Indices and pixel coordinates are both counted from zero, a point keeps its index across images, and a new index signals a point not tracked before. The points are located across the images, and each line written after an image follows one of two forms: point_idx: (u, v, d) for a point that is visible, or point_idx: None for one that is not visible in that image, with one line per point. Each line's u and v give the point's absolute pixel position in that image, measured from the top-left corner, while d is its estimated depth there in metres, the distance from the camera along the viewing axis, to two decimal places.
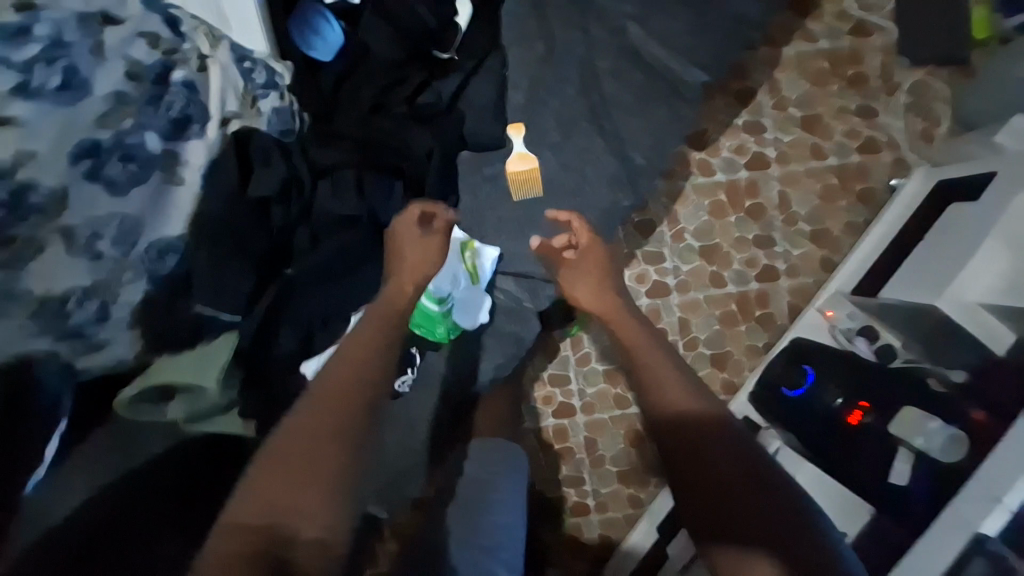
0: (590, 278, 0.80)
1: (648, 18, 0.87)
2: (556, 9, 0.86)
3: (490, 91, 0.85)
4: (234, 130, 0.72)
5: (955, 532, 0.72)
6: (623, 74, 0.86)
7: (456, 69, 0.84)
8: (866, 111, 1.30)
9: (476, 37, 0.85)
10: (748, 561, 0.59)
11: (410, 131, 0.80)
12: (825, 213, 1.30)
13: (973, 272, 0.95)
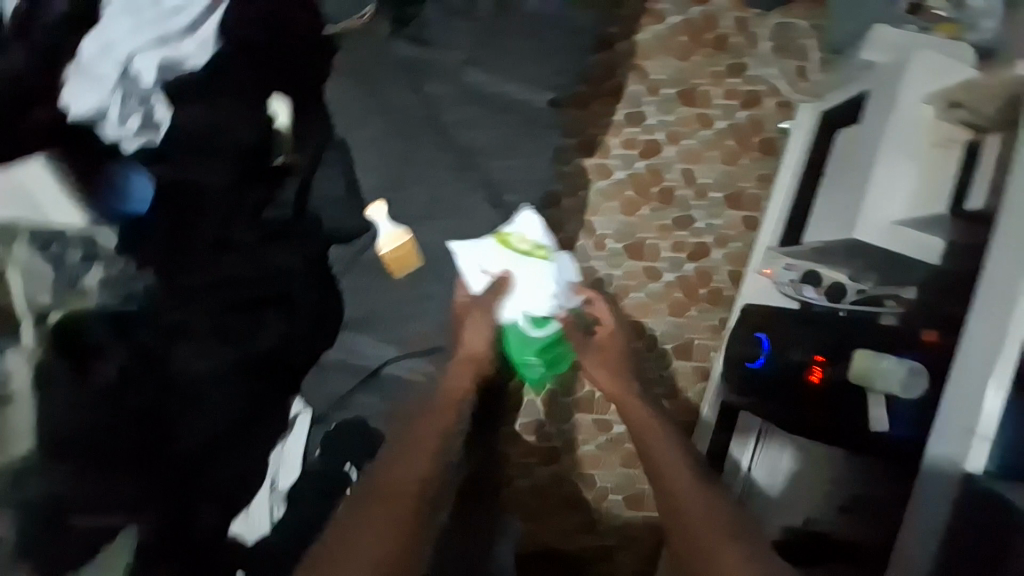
0: (602, 363, 0.82)
1: (480, 56, 0.83)
2: (382, 78, 0.83)
3: (342, 182, 0.82)
4: (58, 321, 0.72)
5: (938, 478, 0.68)
6: (473, 118, 0.83)
7: (296, 172, 0.80)
8: (737, 68, 1.31)
9: (308, 130, 0.81)
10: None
11: (264, 255, 0.76)
12: (733, 176, 1.30)
13: (877, 193, 0.93)
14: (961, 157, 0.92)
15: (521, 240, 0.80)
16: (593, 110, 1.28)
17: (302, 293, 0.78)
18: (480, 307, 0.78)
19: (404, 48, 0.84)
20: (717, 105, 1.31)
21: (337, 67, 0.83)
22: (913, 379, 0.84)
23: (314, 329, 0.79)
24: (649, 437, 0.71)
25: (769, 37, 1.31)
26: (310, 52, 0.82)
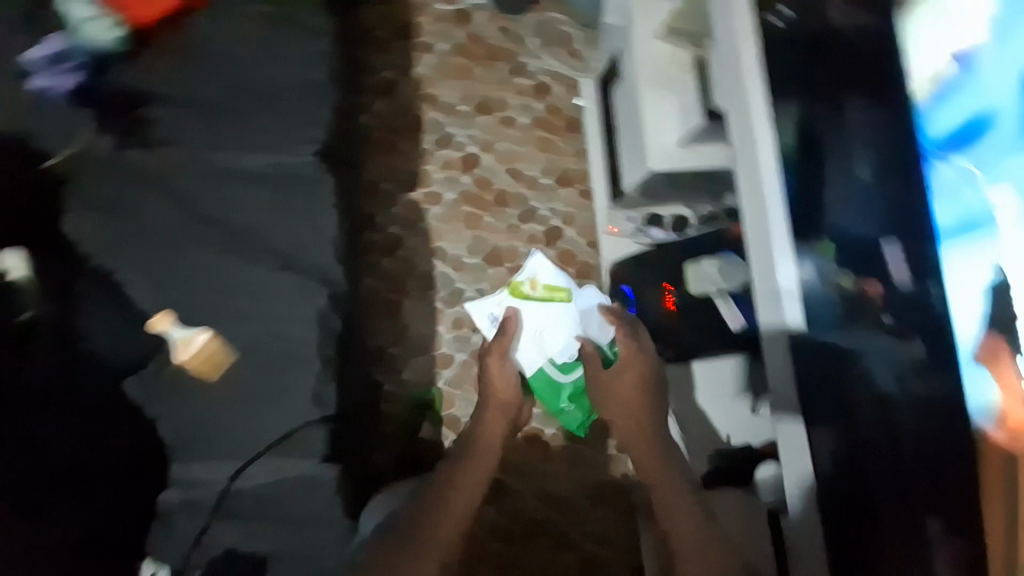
0: (624, 386, 0.95)
1: (228, 138, 0.83)
2: (129, 196, 0.79)
3: (117, 315, 0.75)
4: None
5: (776, 341, 0.75)
6: (243, 198, 0.81)
7: (58, 326, 0.73)
8: (518, 70, 1.40)
9: (61, 278, 0.75)
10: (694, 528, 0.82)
11: (34, 434, 0.69)
12: (554, 161, 1.36)
13: (652, 125, 1.00)
14: (701, 69, 1.00)
15: (531, 286, 1.08)
16: (399, 150, 1.30)
17: (98, 453, 0.71)
18: (496, 348, 1.00)
19: (149, 161, 0.81)
20: (514, 106, 1.38)
21: (78, 203, 0.79)
22: (726, 268, 1.00)
23: (128, 483, 0.71)
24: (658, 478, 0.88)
25: (532, 35, 1.42)
26: (45, 201, 0.78)
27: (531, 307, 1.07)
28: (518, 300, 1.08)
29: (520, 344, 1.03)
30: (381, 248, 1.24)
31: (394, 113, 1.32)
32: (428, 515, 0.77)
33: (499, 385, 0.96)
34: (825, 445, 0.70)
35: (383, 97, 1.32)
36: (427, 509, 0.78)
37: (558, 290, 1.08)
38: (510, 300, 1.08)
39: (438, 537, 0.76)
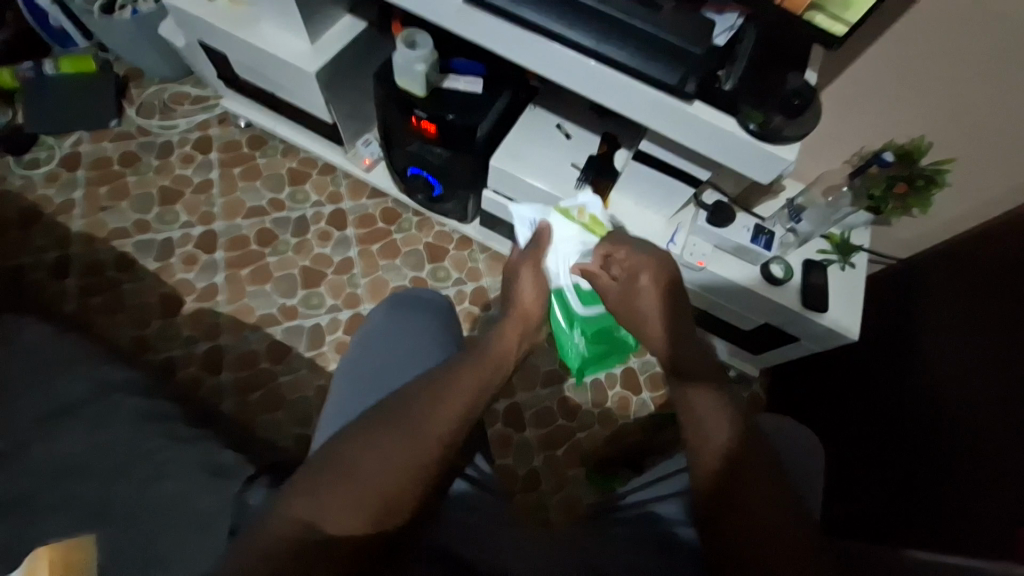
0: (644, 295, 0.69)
1: None
2: None
3: None
4: None
5: (474, 18, 0.68)
6: None
7: None
8: (167, 149, 1.26)
9: None
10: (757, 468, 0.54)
11: None
12: (272, 175, 1.26)
13: (281, 50, 0.97)
14: None
15: (579, 212, 0.84)
16: (135, 298, 1.11)
17: None
18: (530, 259, 0.79)
19: None
20: (195, 173, 1.24)
21: None
22: (408, 76, 0.86)
23: None
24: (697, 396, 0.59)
25: (147, 117, 1.29)
26: None
27: (568, 231, 0.82)
28: (556, 216, 0.83)
29: (552, 266, 0.81)
30: (207, 374, 1.06)
31: (95, 280, 1.12)
32: (419, 400, 0.59)
33: (528, 300, 0.76)
34: (585, 41, 0.64)
35: (66, 274, 1.12)
36: (418, 406, 0.58)
37: (603, 226, 0.83)
38: (552, 214, 0.84)
39: (391, 455, 0.54)
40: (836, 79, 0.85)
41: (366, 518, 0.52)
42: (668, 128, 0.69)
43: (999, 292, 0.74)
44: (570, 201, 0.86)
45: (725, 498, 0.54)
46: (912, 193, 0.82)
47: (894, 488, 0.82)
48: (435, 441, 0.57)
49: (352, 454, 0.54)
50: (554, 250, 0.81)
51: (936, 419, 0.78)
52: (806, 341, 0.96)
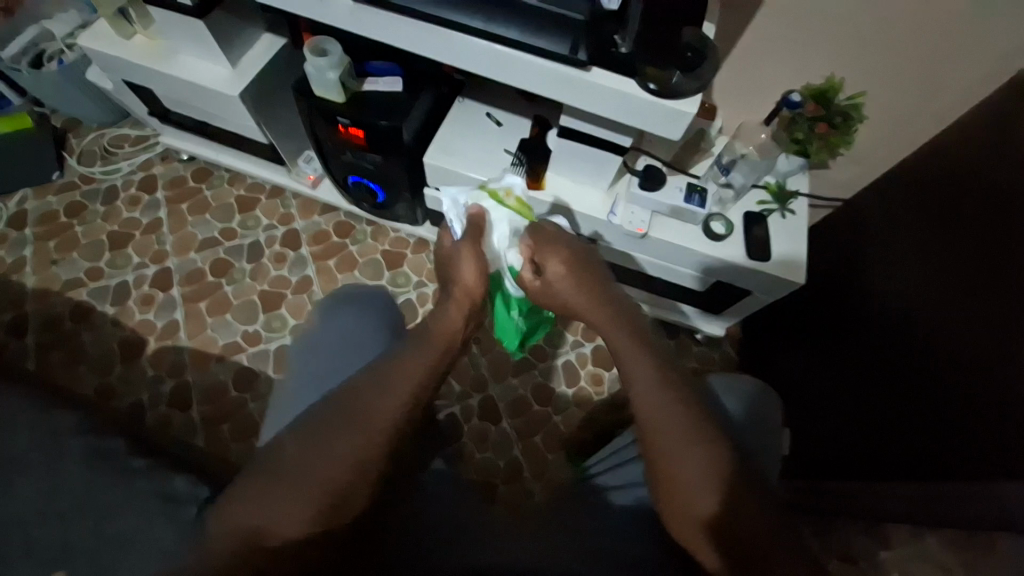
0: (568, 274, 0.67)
1: None
2: None
3: None
4: None
5: (371, 20, 0.69)
6: None
7: None
8: (113, 194, 1.27)
9: None
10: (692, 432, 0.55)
11: None
12: (221, 206, 1.26)
13: (203, 78, 0.97)
14: None
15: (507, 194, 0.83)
16: (98, 346, 1.11)
17: None
18: (467, 242, 0.75)
19: None
20: (143, 214, 1.24)
21: None
22: (326, 87, 0.87)
23: None
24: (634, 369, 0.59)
25: (89, 165, 1.29)
26: None
27: (498, 215, 0.80)
28: (485, 200, 0.82)
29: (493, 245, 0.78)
30: (178, 410, 1.06)
31: (56, 334, 1.12)
32: (361, 392, 0.58)
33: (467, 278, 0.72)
34: (476, 24, 0.65)
35: (25, 331, 1.12)
36: (349, 408, 0.57)
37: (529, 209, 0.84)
38: (480, 199, 0.82)
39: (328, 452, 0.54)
40: (747, 32, 0.86)
41: (314, 515, 0.52)
42: (579, 100, 0.69)
43: (942, 240, 0.74)
44: (498, 183, 0.86)
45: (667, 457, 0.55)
46: (832, 132, 0.85)
47: (852, 440, 0.84)
48: (383, 431, 0.56)
49: (300, 459, 0.54)
50: (490, 230, 0.80)
51: (888, 370, 0.79)
52: (760, 292, 0.97)
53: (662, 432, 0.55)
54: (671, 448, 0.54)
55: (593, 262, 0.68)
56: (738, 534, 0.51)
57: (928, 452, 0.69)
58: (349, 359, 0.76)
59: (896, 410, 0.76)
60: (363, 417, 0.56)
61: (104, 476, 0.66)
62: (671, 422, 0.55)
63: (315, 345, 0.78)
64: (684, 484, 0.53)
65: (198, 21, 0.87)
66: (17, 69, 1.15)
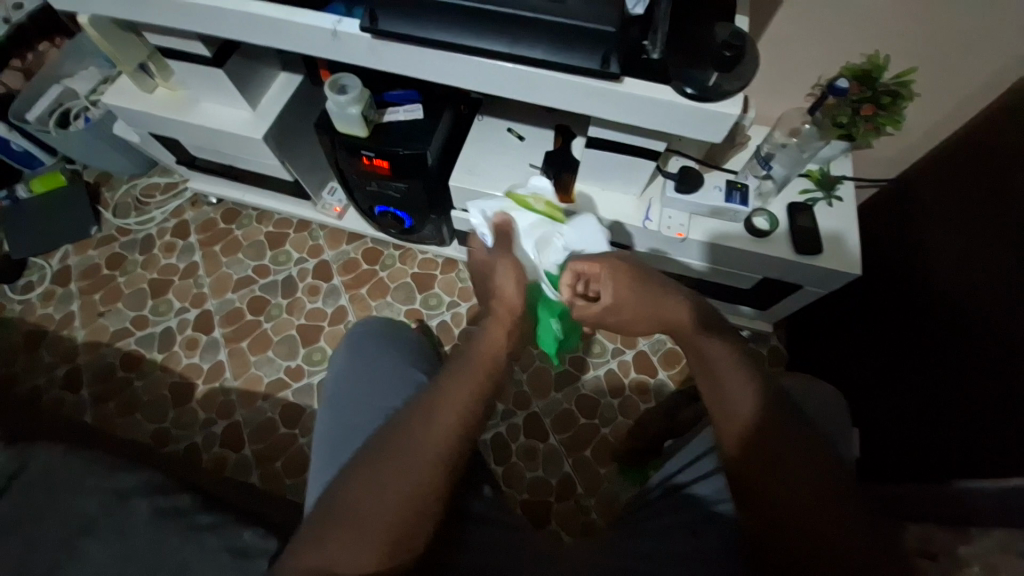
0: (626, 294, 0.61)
1: None
2: None
3: None
4: None
5: (391, 53, 0.68)
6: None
7: None
8: (148, 242, 1.30)
9: None
10: (768, 426, 0.54)
11: None
12: (252, 244, 1.28)
13: (226, 124, 0.98)
14: None
15: (535, 199, 0.81)
16: (149, 393, 1.14)
17: None
18: (502, 254, 0.72)
19: None
20: (179, 260, 1.27)
21: None
22: (349, 121, 0.86)
23: None
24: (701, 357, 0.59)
25: (123, 217, 1.32)
26: None
27: (528, 220, 0.78)
28: (514, 209, 0.80)
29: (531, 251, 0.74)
30: (230, 449, 1.08)
31: (108, 385, 1.15)
32: (413, 424, 0.57)
33: (504, 290, 0.68)
34: (499, 46, 0.63)
35: (79, 384, 1.15)
36: (404, 442, 0.56)
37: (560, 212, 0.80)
38: (509, 208, 0.80)
39: (390, 497, 0.53)
40: (774, 17, 0.82)
41: (379, 556, 0.52)
42: (611, 111, 0.67)
43: (996, 222, 0.70)
44: (527, 189, 0.84)
45: (750, 463, 0.54)
46: (880, 113, 0.79)
47: (917, 431, 0.81)
48: (447, 473, 0.55)
49: (360, 496, 0.54)
50: (523, 238, 0.76)
51: (950, 358, 0.75)
52: (811, 286, 0.92)
53: (739, 424, 0.55)
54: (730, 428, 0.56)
55: (647, 270, 0.63)
56: (790, 527, 0.51)
57: (995, 443, 0.66)
58: (366, 395, 0.73)
59: (959, 399, 0.73)
60: (423, 460, 0.55)
61: (176, 533, 0.67)
62: (736, 406, 0.56)
63: (341, 374, 0.76)
64: (746, 456, 0.54)
65: (214, 69, 0.88)
66: (47, 130, 1.18)
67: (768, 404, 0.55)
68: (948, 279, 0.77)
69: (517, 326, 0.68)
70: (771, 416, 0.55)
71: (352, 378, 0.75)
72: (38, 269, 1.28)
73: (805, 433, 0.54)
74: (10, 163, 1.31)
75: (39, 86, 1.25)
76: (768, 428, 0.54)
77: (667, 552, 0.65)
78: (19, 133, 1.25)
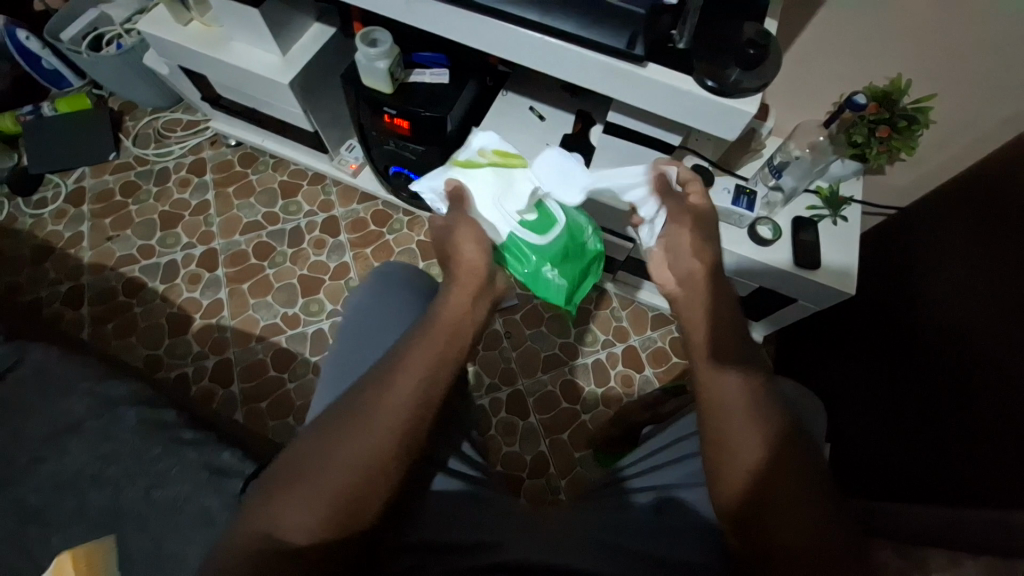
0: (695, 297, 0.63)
1: None
2: None
3: None
4: None
5: (425, 9, 0.69)
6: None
7: None
8: (164, 175, 1.32)
9: None
10: (781, 479, 0.53)
11: None
12: (265, 190, 1.30)
13: (255, 66, 1.00)
14: None
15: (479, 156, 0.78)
16: (147, 319, 1.16)
17: None
18: (457, 218, 0.70)
19: None
20: (192, 196, 1.29)
21: None
22: (377, 77, 0.88)
23: None
24: (721, 398, 0.57)
25: (143, 147, 1.34)
26: None
27: (482, 177, 0.76)
28: (458, 171, 0.78)
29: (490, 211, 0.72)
30: (219, 384, 1.10)
31: (108, 306, 1.17)
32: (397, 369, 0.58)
33: (465, 257, 0.66)
34: (531, 16, 0.64)
35: (79, 302, 1.18)
36: (380, 378, 0.56)
37: (514, 157, 0.77)
38: (452, 172, 0.78)
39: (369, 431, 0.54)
40: (806, 29, 0.83)
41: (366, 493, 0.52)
42: (634, 95, 0.68)
43: (997, 260, 0.71)
44: (466, 152, 0.81)
45: (752, 502, 0.53)
46: (895, 136, 0.81)
47: (891, 453, 0.83)
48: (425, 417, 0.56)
49: (322, 437, 0.53)
50: (478, 199, 0.73)
51: (936, 386, 0.76)
52: (806, 300, 0.94)
53: (743, 465, 0.54)
54: (725, 427, 0.56)
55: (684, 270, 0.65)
56: (770, 536, 0.51)
57: (967, 473, 0.67)
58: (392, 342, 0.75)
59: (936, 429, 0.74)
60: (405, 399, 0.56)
61: (157, 447, 0.69)
62: (731, 408, 0.56)
63: (367, 314, 0.77)
64: (740, 466, 0.54)
65: (251, 9, 0.89)
66: (80, 51, 1.20)
67: (757, 412, 0.56)
68: (946, 309, 0.78)
69: (482, 290, 0.65)
70: (764, 418, 0.56)
71: (382, 322, 0.76)
72: (54, 187, 1.30)
73: (805, 459, 0.54)
74: (39, 79, 1.33)
75: (77, 7, 1.27)
76: (769, 470, 0.53)
77: (629, 525, 0.67)
78: (51, 50, 1.27)
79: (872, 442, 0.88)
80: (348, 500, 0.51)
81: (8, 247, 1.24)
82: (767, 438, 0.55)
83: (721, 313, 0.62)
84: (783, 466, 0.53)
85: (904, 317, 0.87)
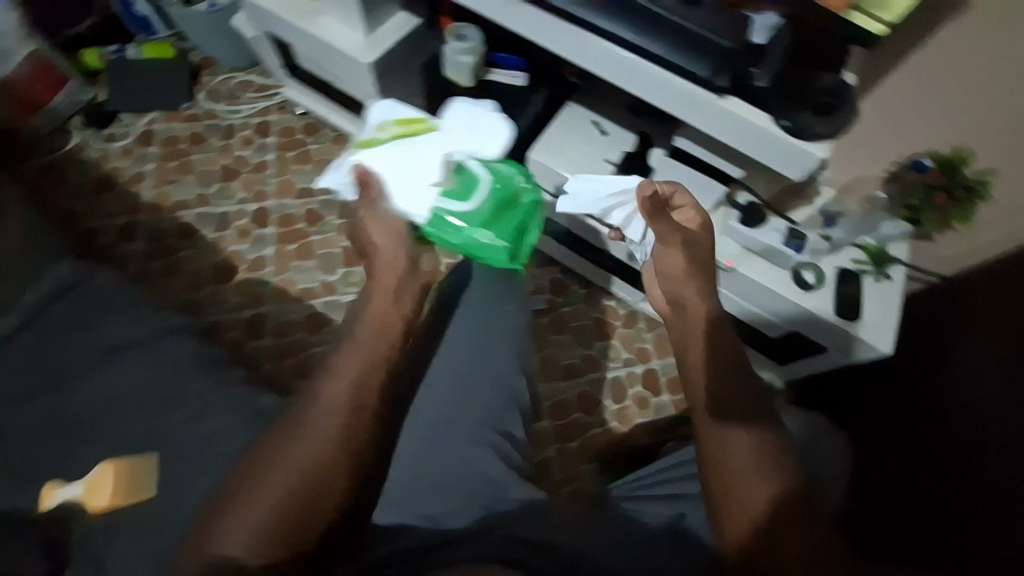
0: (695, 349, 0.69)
1: None
2: None
3: None
4: None
5: (522, 13, 0.72)
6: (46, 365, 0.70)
7: None
8: (230, 131, 1.37)
9: None
10: (775, 524, 0.62)
11: None
12: (323, 160, 1.34)
13: (340, 42, 1.04)
14: None
15: (380, 132, 0.78)
16: (193, 263, 1.21)
17: None
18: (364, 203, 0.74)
19: None
20: (253, 155, 1.34)
21: None
22: (460, 71, 0.92)
23: None
24: (729, 450, 0.65)
25: (214, 102, 1.40)
26: None
27: (388, 149, 0.76)
28: (361, 153, 0.77)
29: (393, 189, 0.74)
30: (251, 337, 1.14)
31: (159, 245, 1.22)
32: None
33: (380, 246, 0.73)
34: (625, 33, 0.68)
35: (133, 237, 1.23)
36: None
37: (418, 126, 0.78)
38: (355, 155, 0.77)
39: None
40: (881, 88, 0.84)
41: None
42: (710, 125, 0.70)
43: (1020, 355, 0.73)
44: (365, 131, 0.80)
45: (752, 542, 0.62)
46: (952, 205, 0.82)
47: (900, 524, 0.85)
48: None
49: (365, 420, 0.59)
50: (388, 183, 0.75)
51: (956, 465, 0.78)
52: (837, 352, 0.95)
53: (745, 512, 0.63)
54: (732, 478, 0.64)
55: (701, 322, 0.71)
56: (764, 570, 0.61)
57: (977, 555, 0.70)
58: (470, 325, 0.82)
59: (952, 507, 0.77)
60: None
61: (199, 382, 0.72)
62: (738, 462, 0.64)
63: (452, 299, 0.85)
64: (745, 510, 0.63)
65: None
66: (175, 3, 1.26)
67: (764, 464, 0.64)
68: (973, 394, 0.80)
69: (397, 302, 0.71)
70: (770, 472, 0.64)
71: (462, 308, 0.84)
72: (126, 125, 1.37)
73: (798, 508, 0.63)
74: (131, 22, 1.40)
75: None
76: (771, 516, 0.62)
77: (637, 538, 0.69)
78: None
79: (883, 509, 0.90)
80: (299, 501, 0.59)
81: (76, 175, 1.30)
82: (772, 489, 0.63)
83: (734, 367, 0.68)
84: (777, 513, 0.63)
85: (925, 398, 0.90)
